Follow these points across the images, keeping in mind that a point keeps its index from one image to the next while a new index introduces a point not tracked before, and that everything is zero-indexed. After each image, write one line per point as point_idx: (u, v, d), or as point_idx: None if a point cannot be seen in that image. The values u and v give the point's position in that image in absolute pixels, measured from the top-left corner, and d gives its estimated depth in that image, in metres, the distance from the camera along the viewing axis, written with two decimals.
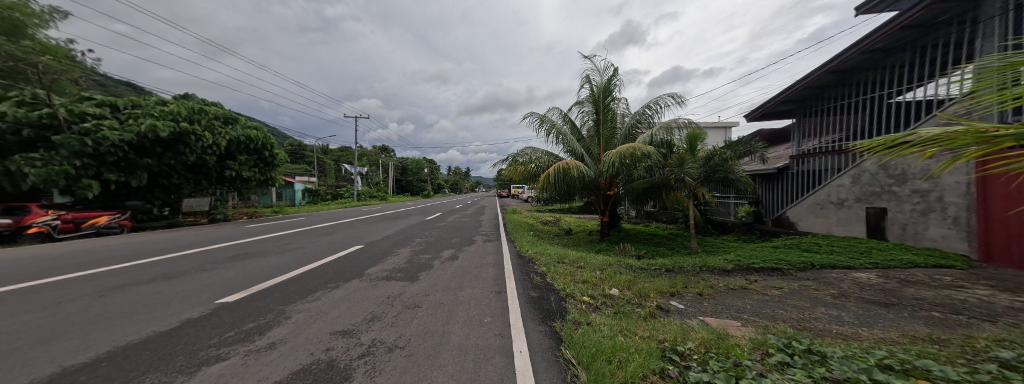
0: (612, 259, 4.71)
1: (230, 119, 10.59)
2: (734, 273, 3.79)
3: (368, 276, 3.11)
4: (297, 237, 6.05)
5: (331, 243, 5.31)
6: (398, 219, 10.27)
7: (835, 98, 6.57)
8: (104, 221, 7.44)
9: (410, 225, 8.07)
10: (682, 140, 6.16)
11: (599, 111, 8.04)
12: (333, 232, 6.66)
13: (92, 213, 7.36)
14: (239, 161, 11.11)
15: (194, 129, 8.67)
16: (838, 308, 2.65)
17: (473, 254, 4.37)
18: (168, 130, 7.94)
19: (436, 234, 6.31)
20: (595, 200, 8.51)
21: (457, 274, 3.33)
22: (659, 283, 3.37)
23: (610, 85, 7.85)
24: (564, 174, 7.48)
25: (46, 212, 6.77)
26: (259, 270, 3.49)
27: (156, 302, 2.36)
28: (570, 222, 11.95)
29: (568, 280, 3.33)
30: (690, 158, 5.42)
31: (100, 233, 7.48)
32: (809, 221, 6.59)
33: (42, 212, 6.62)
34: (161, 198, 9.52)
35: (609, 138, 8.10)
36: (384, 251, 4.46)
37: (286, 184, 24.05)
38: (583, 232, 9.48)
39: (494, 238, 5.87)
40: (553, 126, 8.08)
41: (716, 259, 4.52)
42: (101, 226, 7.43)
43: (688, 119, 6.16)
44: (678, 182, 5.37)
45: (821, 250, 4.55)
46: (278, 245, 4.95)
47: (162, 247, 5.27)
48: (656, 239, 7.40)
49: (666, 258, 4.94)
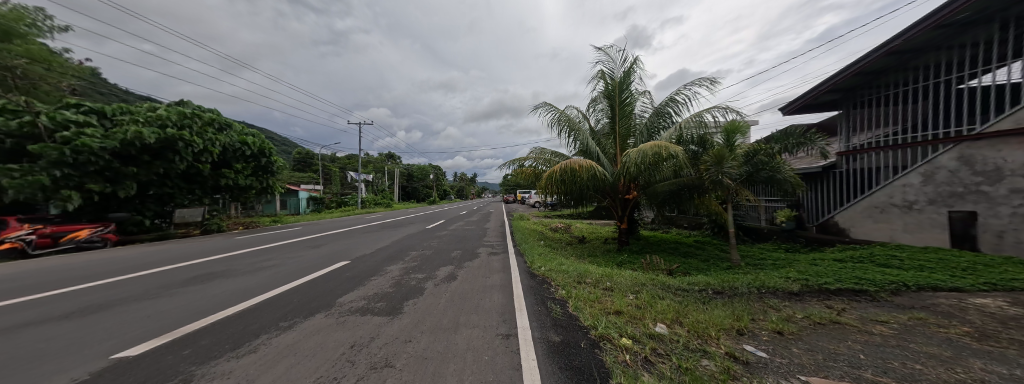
0: (640, 276, 3.92)
1: (224, 125, 10.26)
2: (806, 298, 2.96)
3: (340, 308, 2.43)
4: (282, 250, 5.45)
5: (315, 259, 4.67)
6: (399, 228, 9.66)
7: (893, 85, 5.70)
8: (84, 235, 7.04)
9: (409, 236, 7.43)
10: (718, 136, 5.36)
11: (614, 108, 7.33)
12: (324, 245, 6.07)
13: (73, 227, 6.98)
14: (235, 170, 10.82)
15: (183, 135, 8.42)
16: (1002, 361, 1.80)
17: (476, 273, 3.65)
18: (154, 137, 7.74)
19: (435, 246, 5.63)
20: (611, 204, 7.76)
21: (453, 303, 2.59)
22: (715, 313, 2.58)
23: (626, 78, 7.14)
24: (575, 174, 6.76)
25: (24, 226, 6.45)
26: (211, 297, 2.83)
27: (29, 358, 1.70)
28: (582, 228, 11.19)
29: (597, 311, 2.54)
30: (729, 155, 4.50)
31: (81, 248, 7.06)
32: (867, 228, 5.67)
33: (18, 227, 6.30)
34: (153, 210, 9.15)
35: (625, 137, 7.37)
36: (372, 269, 3.78)
37: (291, 193, 23.94)
38: (597, 240, 8.68)
39: (500, 250, 5.16)
40: (565, 123, 7.41)
41: (770, 277, 3.69)
42: (82, 240, 7.02)
43: (723, 107, 5.35)
44: (715, 184, 4.43)
45: (905, 265, 3.66)
46: (256, 262, 4.35)
47: (133, 264, 4.74)
48: (683, 248, 6.58)
49: (706, 275, 4.12)
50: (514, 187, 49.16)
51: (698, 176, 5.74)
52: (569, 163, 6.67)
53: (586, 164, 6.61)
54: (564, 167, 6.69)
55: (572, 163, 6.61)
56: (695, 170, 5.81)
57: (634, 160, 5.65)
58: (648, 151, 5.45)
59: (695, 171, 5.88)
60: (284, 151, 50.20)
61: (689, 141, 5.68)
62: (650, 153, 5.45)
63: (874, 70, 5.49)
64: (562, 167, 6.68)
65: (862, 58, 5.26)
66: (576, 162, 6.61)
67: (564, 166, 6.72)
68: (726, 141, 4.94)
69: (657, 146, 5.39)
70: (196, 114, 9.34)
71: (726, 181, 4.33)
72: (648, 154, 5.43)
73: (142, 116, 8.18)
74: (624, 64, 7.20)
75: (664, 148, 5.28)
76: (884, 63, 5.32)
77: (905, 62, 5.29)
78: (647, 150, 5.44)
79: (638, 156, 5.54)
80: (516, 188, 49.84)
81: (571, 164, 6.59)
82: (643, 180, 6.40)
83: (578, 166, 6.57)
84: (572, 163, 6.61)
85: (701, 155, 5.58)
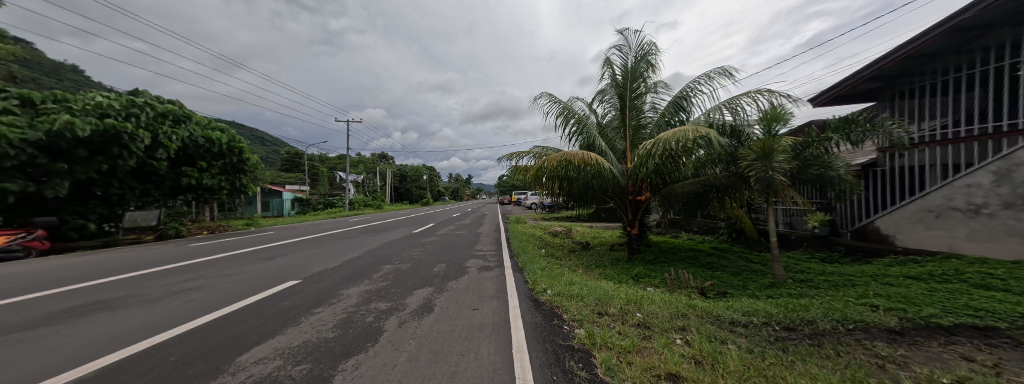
0: (673, 300, 3.02)
1: (184, 116, 9.29)
2: (923, 345, 2.07)
3: (227, 380, 1.46)
4: (228, 262, 4.44)
5: (259, 276, 3.68)
6: (381, 233, 8.65)
7: (944, 72, 4.98)
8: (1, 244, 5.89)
9: (390, 243, 6.45)
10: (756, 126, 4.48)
11: (625, 99, 6.51)
12: (283, 255, 5.04)
13: None
14: (200, 168, 9.97)
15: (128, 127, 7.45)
16: None
17: (463, 299, 2.71)
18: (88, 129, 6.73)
19: (416, 257, 4.68)
20: (619, 206, 6.88)
21: (416, 363, 1.63)
22: (818, 374, 1.68)
23: (638, 65, 6.32)
24: (578, 167, 5.91)
25: None
26: (46, 351, 1.82)
27: None
28: (583, 233, 10.42)
29: (643, 376, 1.61)
30: (780, 147, 3.59)
31: None
32: (918, 235, 4.92)
33: None
34: (99, 212, 8.05)
35: (636, 131, 6.55)
36: (323, 295, 2.83)
37: (274, 193, 22.74)
38: (603, 247, 7.85)
39: (495, 263, 4.24)
40: (570, 115, 6.56)
41: (842, 301, 2.85)
42: None
43: (767, 90, 4.25)
44: (761, 183, 3.54)
45: (1013, 284, 2.83)
46: (178, 281, 3.34)
47: (20, 282, 3.65)
48: (703, 258, 5.76)
49: (754, 298, 3.26)
50: (509, 189, 48.71)
51: (732, 173, 4.81)
52: (571, 153, 5.78)
53: (590, 158, 5.67)
54: (563, 157, 5.77)
55: (573, 155, 5.73)
56: (722, 168, 4.96)
57: (652, 150, 4.79)
58: (667, 140, 4.57)
59: (722, 169, 5.02)
60: (273, 151, 48.67)
61: (723, 126, 4.81)
62: (672, 141, 4.55)
63: (928, 52, 4.75)
64: (560, 158, 5.77)
65: (918, 36, 4.52)
66: (578, 153, 5.72)
67: (565, 158, 5.81)
68: (766, 131, 4.10)
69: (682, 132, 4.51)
70: (149, 103, 8.40)
71: (775, 178, 3.42)
72: (671, 142, 4.54)
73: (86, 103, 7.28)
74: (637, 49, 6.35)
75: (689, 134, 4.40)
76: (941, 44, 4.60)
77: (965, 45, 4.60)
78: (670, 137, 4.54)
79: (657, 145, 4.69)
80: (512, 188, 49.07)
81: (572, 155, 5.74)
82: (657, 177, 5.57)
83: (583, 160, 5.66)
84: (574, 154, 5.73)
85: (733, 149, 4.71)
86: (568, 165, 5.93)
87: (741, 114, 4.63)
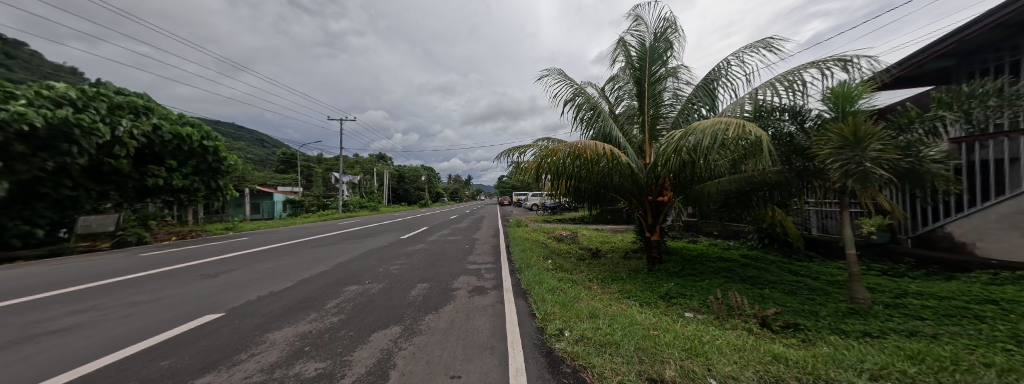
0: (746, 345, 2.10)
1: (146, 110, 8.57)
2: None
3: None
4: (157, 280, 3.53)
5: (180, 302, 2.77)
6: (367, 238, 7.75)
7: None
8: None
9: (370, 252, 5.53)
10: (833, 108, 3.27)
11: (642, 85, 5.62)
12: (232, 270, 4.09)
13: None
14: (169, 167, 9.15)
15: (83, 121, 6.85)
16: None
17: (438, 356, 1.76)
18: (38, 121, 6.15)
19: (394, 273, 3.77)
20: (638, 208, 6.00)
21: None
22: None
23: (658, 45, 5.40)
24: (589, 161, 5.00)
25: None
26: None
27: None
28: (591, 238, 9.55)
29: None
30: (875, 133, 2.54)
31: None
32: (1003, 243, 4.01)
33: None
34: (48, 217, 7.19)
35: (654, 121, 5.66)
36: (232, 345, 1.88)
37: (265, 196, 21.97)
38: (615, 254, 7.00)
39: (490, 283, 3.33)
40: (581, 102, 5.69)
41: (1003, 352, 1.91)
42: None
43: (837, 59, 3.25)
44: (860, 180, 2.56)
45: None
46: (49, 317, 2.39)
47: None
48: (738, 269, 4.90)
49: (852, 340, 2.33)
50: (510, 190, 48.06)
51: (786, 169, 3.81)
52: (582, 144, 4.86)
53: (606, 149, 4.73)
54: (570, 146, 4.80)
55: (585, 145, 4.81)
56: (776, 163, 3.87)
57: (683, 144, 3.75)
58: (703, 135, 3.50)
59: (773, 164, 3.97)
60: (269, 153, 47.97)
61: (776, 110, 3.61)
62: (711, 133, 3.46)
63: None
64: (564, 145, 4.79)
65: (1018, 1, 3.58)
66: (592, 143, 4.81)
67: (574, 149, 4.88)
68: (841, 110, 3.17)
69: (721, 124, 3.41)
70: (105, 94, 7.69)
71: (875, 173, 2.51)
72: (712, 135, 3.43)
73: (44, 88, 6.88)
74: (658, 26, 5.41)
75: (737, 126, 3.23)
76: None
77: None
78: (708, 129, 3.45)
79: (691, 138, 3.63)
80: (512, 189, 48.14)
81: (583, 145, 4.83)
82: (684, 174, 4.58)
83: (596, 152, 4.73)
84: (586, 144, 4.83)
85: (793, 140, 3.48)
86: (578, 158, 5.03)
87: (803, 92, 3.37)
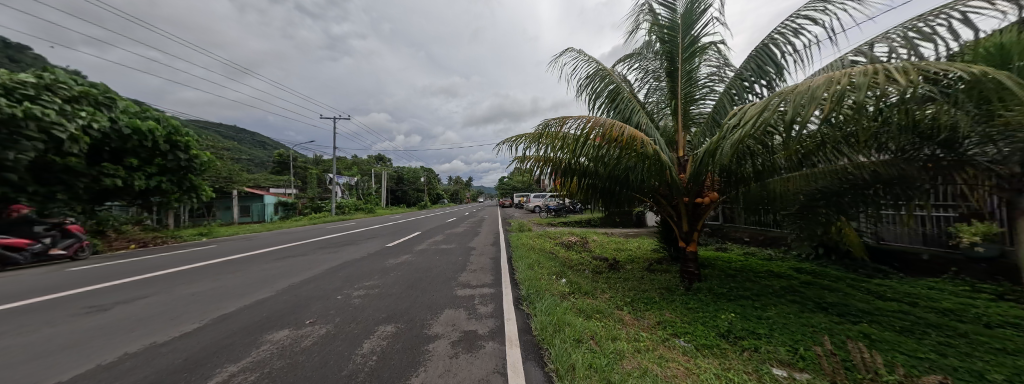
0: None
1: (107, 102, 7.65)
2: None
3: None
4: (14, 318, 2.47)
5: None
6: (347, 247, 6.72)
7: None
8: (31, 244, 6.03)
9: (340, 266, 4.49)
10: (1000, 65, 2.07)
11: (673, 61, 4.55)
12: (135, 298, 3.00)
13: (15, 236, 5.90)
14: (133, 166, 8.20)
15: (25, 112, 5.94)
16: None
17: None
18: None
19: (356, 305, 2.71)
20: (668, 210, 4.92)
21: None
22: None
23: (694, 8, 4.31)
24: (603, 146, 3.96)
25: None
26: None
27: None
28: (603, 245, 8.49)
29: None
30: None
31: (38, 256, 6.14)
32: None
33: None
34: None
35: (687, 104, 4.61)
36: None
37: (255, 198, 21.02)
38: (636, 266, 6.01)
39: (487, 324, 2.29)
40: (599, 83, 4.62)
41: None
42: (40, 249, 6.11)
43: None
44: None
45: None
46: None
47: None
48: (803, 290, 3.84)
49: None
50: (510, 191, 47.33)
51: (897, 158, 2.66)
52: (594, 122, 3.80)
53: (626, 133, 3.66)
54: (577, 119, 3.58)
55: (598, 124, 3.76)
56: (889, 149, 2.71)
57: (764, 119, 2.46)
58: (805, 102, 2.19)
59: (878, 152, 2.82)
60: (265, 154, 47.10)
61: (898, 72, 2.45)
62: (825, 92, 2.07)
63: None
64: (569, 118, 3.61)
65: None
66: (608, 122, 3.74)
67: (585, 130, 3.81)
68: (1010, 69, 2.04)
69: (837, 78, 2.01)
70: (58, 83, 6.80)
71: None
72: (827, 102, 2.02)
73: None
74: None
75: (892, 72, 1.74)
76: None
77: None
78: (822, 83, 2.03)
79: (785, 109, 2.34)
80: (512, 190, 47.36)
81: (597, 124, 3.76)
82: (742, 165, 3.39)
83: (613, 134, 3.68)
84: (599, 123, 3.77)
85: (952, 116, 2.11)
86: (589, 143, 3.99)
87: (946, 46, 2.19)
